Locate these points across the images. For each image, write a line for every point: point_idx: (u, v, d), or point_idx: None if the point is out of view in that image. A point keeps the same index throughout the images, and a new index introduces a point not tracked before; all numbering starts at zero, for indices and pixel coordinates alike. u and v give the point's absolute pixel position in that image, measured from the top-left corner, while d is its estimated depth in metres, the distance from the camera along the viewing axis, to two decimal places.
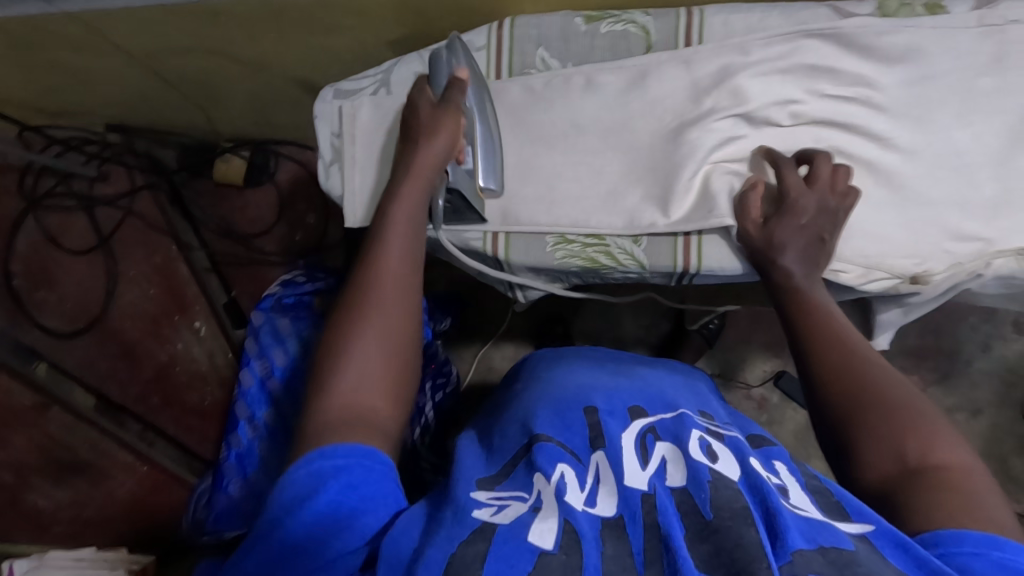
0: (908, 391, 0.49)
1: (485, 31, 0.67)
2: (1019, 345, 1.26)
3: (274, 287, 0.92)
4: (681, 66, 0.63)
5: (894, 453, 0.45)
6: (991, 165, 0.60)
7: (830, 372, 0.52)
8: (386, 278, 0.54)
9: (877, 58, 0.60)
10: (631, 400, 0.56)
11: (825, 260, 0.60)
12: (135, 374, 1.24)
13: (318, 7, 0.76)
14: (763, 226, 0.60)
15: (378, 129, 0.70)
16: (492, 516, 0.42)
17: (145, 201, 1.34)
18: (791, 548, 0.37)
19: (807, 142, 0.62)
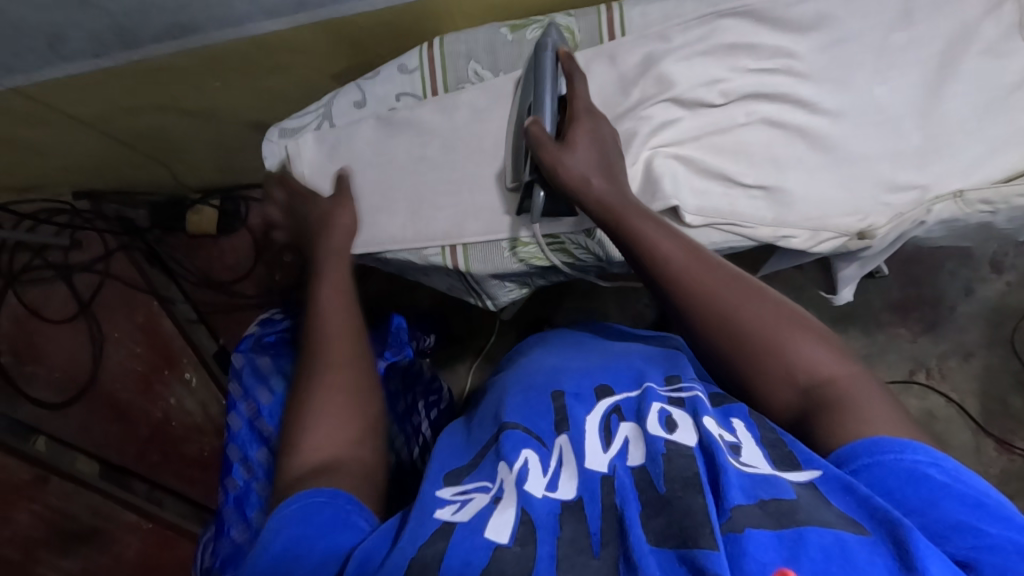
0: (770, 316, 0.50)
1: (417, 52, 0.69)
2: (999, 285, 1.28)
3: (252, 327, 0.94)
4: (607, 62, 0.65)
5: (787, 386, 0.48)
6: (915, 117, 0.61)
7: (702, 327, 0.52)
8: (336, 343, 0.60)
9: (790, 28, 0.62)
10: (598, 378, 0.58)
11: (620, 177, 0.59)
12: (132, 435, 1.25)
13: (252, 50, 0.77)
14: (584, 171, 0.57)
15: (325, 161, 0.72)
16: (453, 515, 0.44)
17: (121, 261, 1.32)
18: (731, 505, 0.39)
19: (740, 116, 0.64)
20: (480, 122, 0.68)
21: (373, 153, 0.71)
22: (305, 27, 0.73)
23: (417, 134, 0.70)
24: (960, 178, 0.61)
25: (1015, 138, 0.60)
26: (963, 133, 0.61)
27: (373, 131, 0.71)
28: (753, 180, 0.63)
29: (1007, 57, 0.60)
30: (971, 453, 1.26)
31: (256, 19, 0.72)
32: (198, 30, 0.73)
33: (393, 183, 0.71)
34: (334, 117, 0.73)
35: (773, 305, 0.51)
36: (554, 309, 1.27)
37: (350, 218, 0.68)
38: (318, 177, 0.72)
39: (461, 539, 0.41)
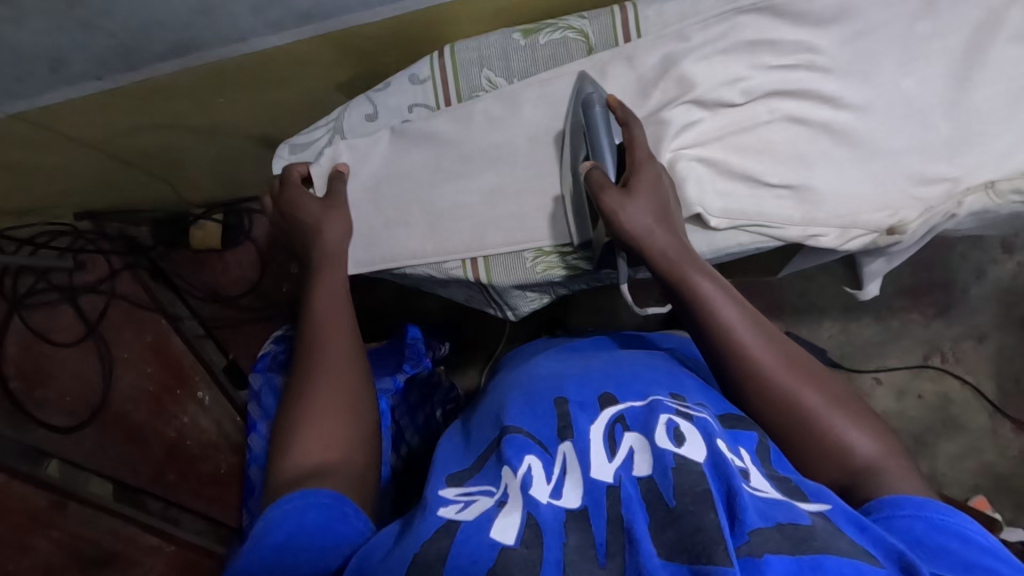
0: (825, 399, 0.51)
1: (427, 61, 0.67)
2: (1011, 266, 1.27)
3: (267, 345, 0.92)
4: (624, 64, 0.64)
5: (832, 462, 0.49)
6: (941, 108, 0.60)
7: (754, 389, 0.52)
8: (331, 343, 0.60)
9: (812, 21, 0.61)
10: (603, 388, 0.56)
11: (680, 232, 0.58)
12: (145, 457, 1.23)
13: (258, 64, 0.76)
14: (646, 223, 0.56)
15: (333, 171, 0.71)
16: (457, 514, 0.43)
17: (126, 281, 1.31)
18: (750, 529, 0.38)
19: (762, 114, 0.63)
20: (498, 131, 0.67)
21: (390, 165, 0.70)
22: (312, 38, 0.72)
23: (430, 144, 0.69)
24: (992, 170, 0.60)
25: None
26: (994, 122, 0.60)
27: (390, 144, 0.70)
28: (779, 180, 0.63)
29: None
30: (988, 435, 1.25)
31: (263, 34, 0.70)
32: (203, 48, 0.71)
33: (408, 193, 0.70)
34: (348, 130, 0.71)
35: (823, 383, 0.52)
36: (565, 310, 1.26)
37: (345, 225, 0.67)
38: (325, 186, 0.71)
39: (467, 536, 0.41)
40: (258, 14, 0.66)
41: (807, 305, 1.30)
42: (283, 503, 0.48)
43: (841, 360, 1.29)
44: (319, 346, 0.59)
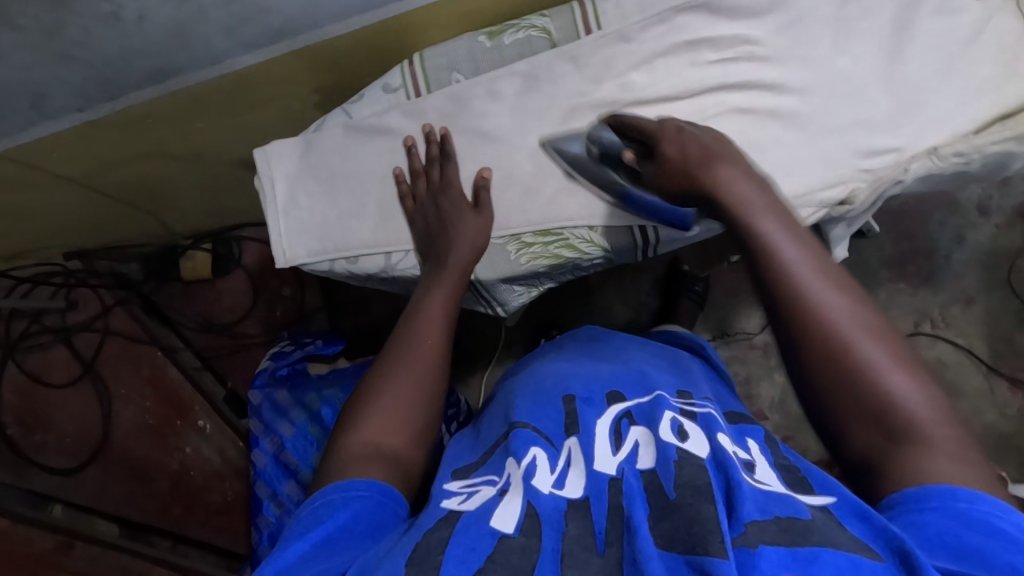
0: (891, 362, 0.45)
1: (398, 70, 0.69)
2: (989, 229, 1.30)
3: (265, 361, 0.92)
4: (570, 64, 0.67)
5: (875, 428, 0.44)
6: (879, 83, 0.62)
7: (798, 331, 0.47)
8: (427, 348, 0.59)
9: (744, 14, 0.64)
10: (608, 385, 0.60)
11: (739, 160, 0.55)
12: (152, 491, 1.25)
13: (235, 87, 0.78)
14: (697, 152, 0.55)
15: (303, 175, 0.70)
16: (459, 504, 0.47)
17: (119, 316, 1.29)
18: (747, 519, 0.38)
19: (711, 106, 0.65)
20: (461, 140, 0.69)
21: (359, 166, 0.70)
22: (285, 57, 0.74)
23: (393, 160, 0.70)
24: (933, 135, 0.61)
25: (977, 91, 0.61)
26: (932, 92, 0.61)
27: (351, 161, 0.70)
28: None
29: (956, 15, 0.61)
30: (986, 397, 1.27)
31: (235, 56, 0.72)
32: (182, 72, 0.73)
33: (380, 192, 0.70)
34: (312, 148, 0.70)
35: (892, 341, 0.46)
36: (559, 309, 1.27)
37: (483, 236, 0.66)
38: (296, 188, 0.70)
39: (468, 524, 0.43)
40: (231, 35, 0.68)
41: None
42: (335, 489, 0.48)
43: None
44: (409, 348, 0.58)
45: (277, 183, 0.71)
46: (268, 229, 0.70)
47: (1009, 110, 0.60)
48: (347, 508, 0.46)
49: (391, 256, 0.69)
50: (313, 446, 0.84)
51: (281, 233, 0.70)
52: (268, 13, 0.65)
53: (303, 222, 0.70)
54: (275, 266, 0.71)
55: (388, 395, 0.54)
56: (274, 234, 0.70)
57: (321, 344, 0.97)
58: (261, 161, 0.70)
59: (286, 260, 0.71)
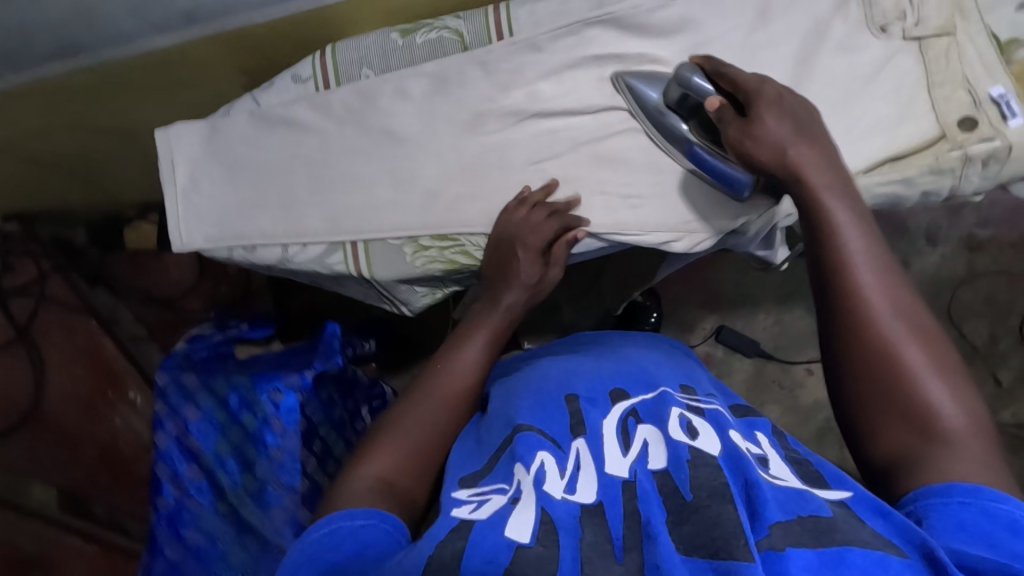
0: (932, 376, 0.46)
1: (308, 61, 0.68)
2: (934, 258, 1.30)
3: (180, 344, 0.94)
4: (479, 69, 0.66)
5: (902, 424, 0.45)
6: None
7: (847, 317, 0.49)
8: (454, 385, 0.59)
9: (654, 34, 0.64)
10: (611, 382, 0.58)
11: (829, 147, 0.54)
12: (81, 458, 1.24)
13: (154, 63, 0.77)
14: (780, 139, 0.53)
15: (206, 160, 0.71)
16: (471, 512, 0.43)
17: (57, 284, 1.29)
18: (771, 521, 0.39)
19: (617, 123, 0.66)
20: (368, 136, 0.69)
21: (263, 156, 0.70)
22: (201, 41, 0.73)
23: (296, 153, 0.69)
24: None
25: (875, 129, 0.61)
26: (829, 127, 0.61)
27: (255, 151, 0.70)
28: (629, 190, 0.65)
29: (857, 52, 0.62)
30: None
31: (147, 34, 0.71)
32: (91, 49, 0.73)
33: (282, 183, 0.70)
34: (217, 133, 0.71)
35: (937, 345, 0.47)
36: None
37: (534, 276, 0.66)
38: (198, 174, 0.71)
39: (483, 534, 0.40)
40: (138, 16, 0.67)
41: (744, 298, 1.31)
42: (333, 522, 0.46)
43: (775, 352, 1.30)
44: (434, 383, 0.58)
45: (180, 168, 0.72)
46: (166, 213, 0.71)
47: (898, 153, 0.60)
48: (345, 529, 0.45)
49: (287, 248, 0.69)
50: (216, 431, 0.86)
51: (179, 217, 0.71)
52: None
53: (203, 208, 0.71)
54: (173, 250, 0.72)
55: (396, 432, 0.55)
56: (170, 217, 0.71)
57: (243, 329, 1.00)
58: (165, 145, 0.71)
59: (184, 246, 0.72)
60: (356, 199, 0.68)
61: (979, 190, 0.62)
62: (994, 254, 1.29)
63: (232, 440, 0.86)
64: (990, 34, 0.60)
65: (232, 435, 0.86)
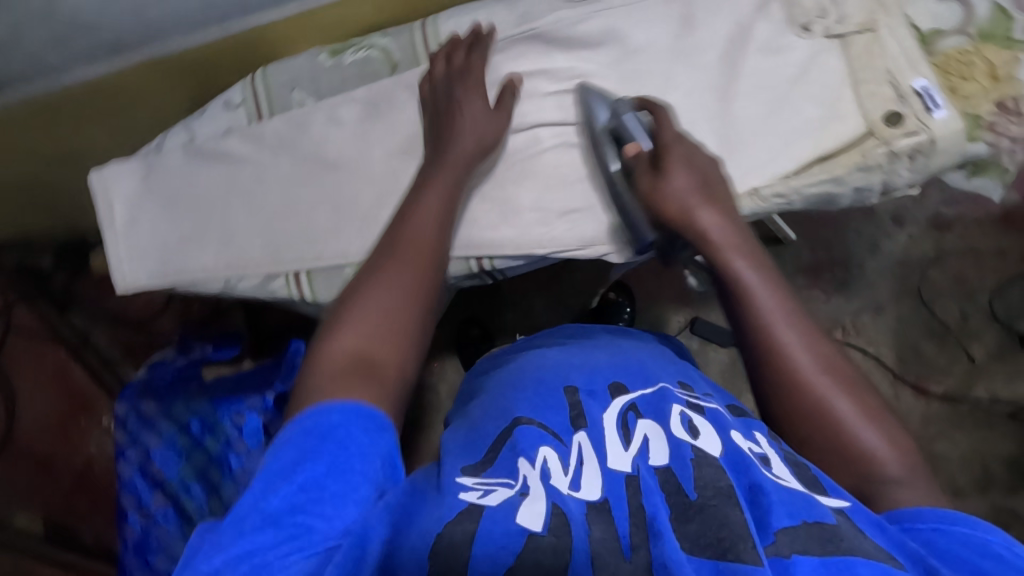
0: (852, 417, 0.48)
1: (239, 87, 0.70)
2: (904, 238, 1.26)
3: (142, 371, 0.94)
4: (407, 92, 0.68)
5: (849, 469, 0.47)
6: (708, 120, 0.65)
7: (772, 374, 0.51)
8: (420, 249, 0.56)
9: (580, 45, 0.67)
10: (610, 377, 0.54)
11: (726, 203, 0.59)
12: (56, 486, 1.24)
13: (88, 94, 0.75)
14: (683, 201, 0.58)
15: (143, 197, 0.72)
16: (481, 498, 0.41)
17: (25, 313, 1.29)
18: (777, 527, 0.37)
19: (548, 138, 0.67)
20: (303, 164, 0.70)
21: (197, 189, 0.71)
22: (134, 67, 0.71)
23: (231, 185, 0.71)
24: (755, 175, 0.63)
25: (804, 131, 0.63)
26: (753, 132, 0.64)
27: (191, 184, 0.71)
28: (565, 204, 0.67)
29: (782, 53, 0.64)
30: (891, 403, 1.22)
31: (74, 67, 0.70)
32: (19, 83, 0.71)
33: (220, 214, 0.71)
34: (151, 172, 0.71)
35: (855, 387, 0.49)
36: (485, 310, 1.22)
37: (493, 133, 0.64)
38: (135, 212, 0.72)
39: (494, 521, 0.38)
40: (60, 48, 0.66)
41: None
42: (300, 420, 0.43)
43: None
44: (399, 250, 0.55)
45: (117, 205, 0.72)
46: (107, 253, 0.72)
47: (826, 153, 0.62)
48: (360, 467, 0.41)
49: (230, 280, 0.70)
50: (179, 458, 0.86)
51: (121, 257, 0.72)
52: (93, 30, 0.64)
53: (143, 244, 0.72)
54: (118, 292, 0.73)
55: (372, 302, 0.51)
56: (111, 257, 0.72)
57: (207, 351, 0.98)
58: (99, 185, 0.72)
59: (128, 286, 0.73)
60: (292, 227, 0.69)
61: (912, 183, 0.62)
62: (963, 231, 1.25)
63: (195, 466, 0.86)
64: (911, 24, 0.62)
65: (196, 460, 0.86)
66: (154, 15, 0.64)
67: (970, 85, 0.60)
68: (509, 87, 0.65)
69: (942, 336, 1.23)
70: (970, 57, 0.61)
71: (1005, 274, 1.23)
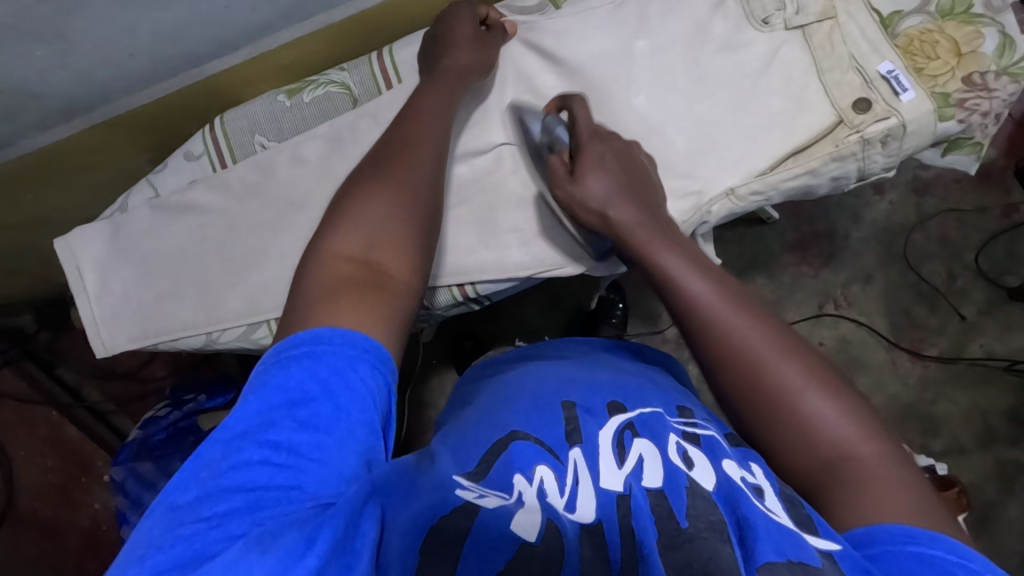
0: (801, 386, 0.46)
1: (199, 138, 0.69)
2: (884, 206, 1.26)
3: (136, 431, 0.92)
4: (371, 121, 0.68)
5: (807, 451, 0.44)
6: (675, 122, 0.64)
7: (712, 346, 0.50)
8: (419, 159, 0.53)
9: (540, 61, 0.67)
10: (610, 396, 0.51)
11: (647, 196, 0.60)
12: (63, 548, 1.22)
13: (49, 159, 0.73)
14: (602, 193, 0.59)
15: (112, 259, 0.70)
16: (478, 498, 0.38)
17: (9, 378, 1.25)
18: (761, 563, 0.34)
19: (519, 156, 0.67)
20: (272, 209, 0.69)
21: (166, 244, 0.69)
22: (92, 129, 0.70)
23: (203, 237, 0.69)
24: (729, 176, 0.63)
25: (772, 124, 0.62)
26: (723, 131, 0.63)
27: (160, 240, 0.69)
28: (542, 223, 0.66)
29: (742, 49, 0.64)
30: (889, 369, 1.22)
31: (32, 134, 0.69)
32: None
33: (191, 267, 0.69)
34: (119, 231, 0.70)
35: (805, 357, 0.48)
36: (479, 322, 1.21)
37: (484, 57, 0.64)
38: (104, 274, 0.70)
39: (488, 519, 0.37)
40: (13, 120, 0.64)
41: None
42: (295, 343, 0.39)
43: None
44: (407, 157, 0.52)
45: (87, 270, 0.70)
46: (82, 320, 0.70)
47: (799, 146, 0.61)
48: (357, 419, 0.37)
49: (211, 333, 0.69)
50: None
51: (96, 322, 0.70)
52: (45, 95, 0.62)
53: (118, 307, 0.70)
54: (98, 357, 0.71)
55: (377, 205, 0.48)
56: (86, 323, 0.70)
57: (200, 401, 0.95)
58: (66, 252, 0.70)
59: (109, 349, 0.71)
60: (269, 274, 0.68)
61: (888, 166, 0.61)
62: (942, 193, 1.26)
63: None
64: (871, 8, 0.61)
65: None
66: (106, 75, 0.63)
67: (935, 64, 0.60)
68: (499, 30, 0.66)
69: (932, 298, 1.23)
70: (932, 35, 0.60)
71: (987, 231, 1.24)
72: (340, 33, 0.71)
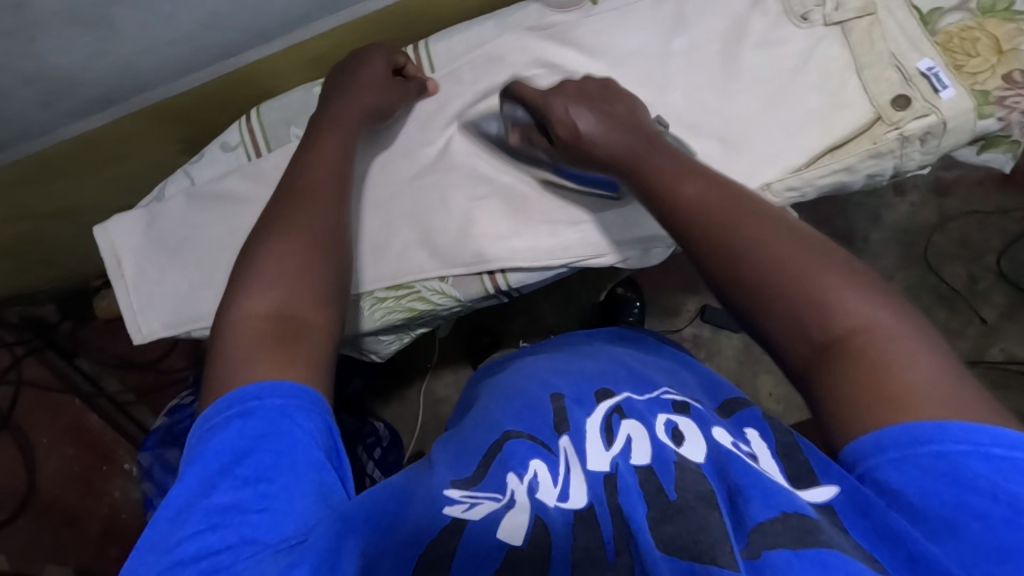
0: (795, 259, 0.42)
1: (235, 128, 0.71)
2: (906, 207, 1.25)
3: (161, 417, 0.93)
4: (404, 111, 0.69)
5: (801, 336, 0.41)
6: (712, 118, 0.64)
7: (699, 235, 0.46)
8: (320, 192, 0.53)
9: (575, 56, 0.68)
10: (597, 382, 0.50)
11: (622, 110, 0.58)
12: (83, 537, 1.23)
13: (82, 149, 0.74)
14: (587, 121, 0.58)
15: (144, 246, 0.71)
16: (464, 512, 0.37)
17: (34, 366, 1.26)
18: (752, 523, 0.34)
19: None
20: None
21: (191, 230, 0.70)
22: (125, 119, 0.71)
23: (231, 224, 0.69)
24: (765, 171, 0.62)
25: (809, 120, 0.62)
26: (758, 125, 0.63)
27: (190, 224, 0.70)
28: (572, 215, 0.66)
29: (779, 45, 0.64)
30: None
31: (66, 123, 0.69)
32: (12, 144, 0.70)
33: (218, 253, 0.69)
34: (156, 220, 0.71)
35: (799, 237, 0.44)
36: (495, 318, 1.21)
37: (395, 97, 0.65)
38: (138, 260, 0.71)
39: (475, 531, 0.35)
40: (49, 108, 0.65)
41: None
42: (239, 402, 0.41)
43: None
44: (307, 194, 0.53)
45: (120, 256, 0.71)
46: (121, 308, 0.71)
47: (837, 142, 0.61)
48: (298, 466, 0.39)
49: None
50: None
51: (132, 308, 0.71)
52: (81, 84, 0.63)
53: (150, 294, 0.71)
54: (137, 343, 0.72)
55: (277, 255, 0.48)
56: (122, 309, 0.71)
57: None
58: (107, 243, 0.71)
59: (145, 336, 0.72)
60: None
61: (924, 165, 0.61)
62: (965, 195, 1.24)
63: None
64: (910, 5, 0.61)
65: None
66: (141, 66, 0.63)
67: (975, 61, 0.60)
68: (419, 85, 0.68)
69: (952, 302, 1.22)
70: (973, 33, 0.60)
71: (1010, 233, 1.23)
72: (372, 27, 0.72)
